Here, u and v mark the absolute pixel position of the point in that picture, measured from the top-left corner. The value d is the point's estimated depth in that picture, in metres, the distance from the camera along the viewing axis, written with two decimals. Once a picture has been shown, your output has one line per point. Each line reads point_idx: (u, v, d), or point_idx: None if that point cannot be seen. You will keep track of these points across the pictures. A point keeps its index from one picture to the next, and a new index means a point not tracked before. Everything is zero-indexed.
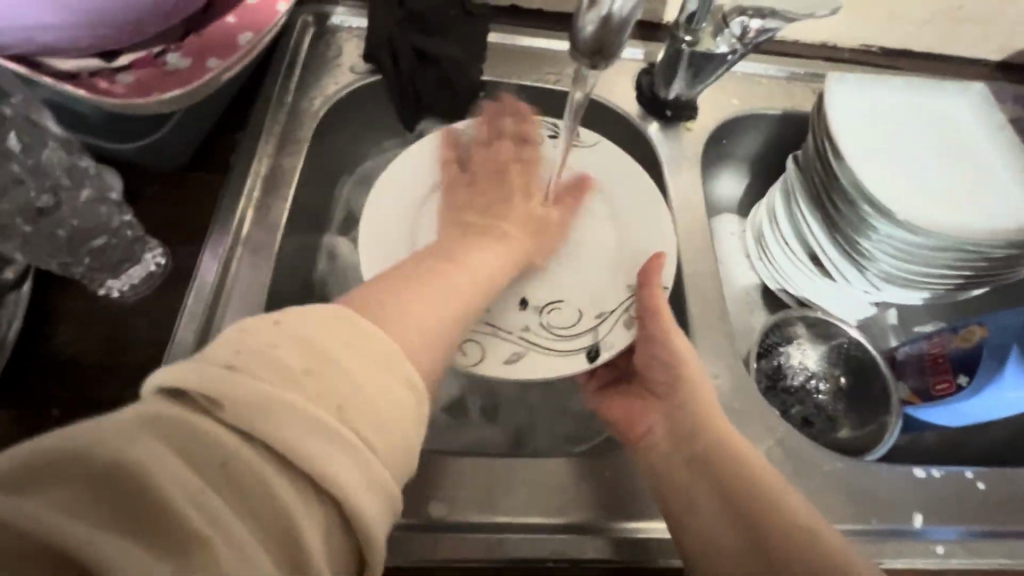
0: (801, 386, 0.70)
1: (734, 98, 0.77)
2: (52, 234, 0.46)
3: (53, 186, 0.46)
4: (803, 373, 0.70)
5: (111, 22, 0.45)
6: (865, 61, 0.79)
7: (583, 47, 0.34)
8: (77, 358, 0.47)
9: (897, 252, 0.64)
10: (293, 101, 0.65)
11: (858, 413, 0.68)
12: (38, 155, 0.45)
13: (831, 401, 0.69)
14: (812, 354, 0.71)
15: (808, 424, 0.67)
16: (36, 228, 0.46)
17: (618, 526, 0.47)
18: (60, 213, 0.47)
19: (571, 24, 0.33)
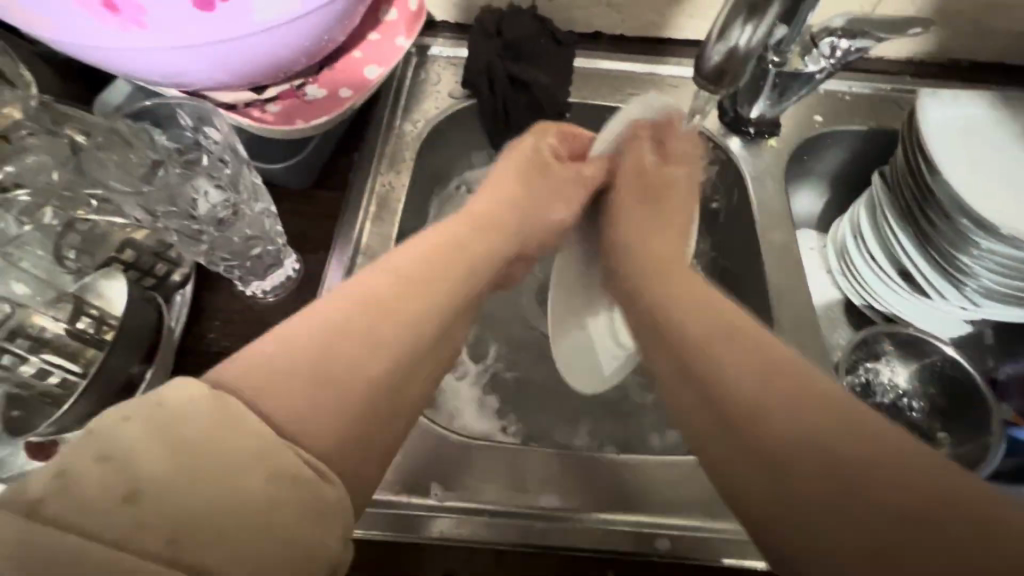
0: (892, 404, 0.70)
1: (817, 115, 0.78)
2: (231, 239, 0.52)
3: (235, 201, 0.52)
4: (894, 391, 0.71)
5: (272, 67, 0.52)
6: (955, 76, 0.78)
7: (709, 72, 0.41)
8: (229, 351, 0.53)
9: (999, 265, 0.63)
10: (400, 125, 0.72)
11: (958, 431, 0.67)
12: (235, 170, 0.52)
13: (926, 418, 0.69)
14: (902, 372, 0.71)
15: None
16: (220, 234, 0.52)
17: (717, 526, 0.49)
18: (238, 222, 0.52)
19: (700, 53, 0.41)
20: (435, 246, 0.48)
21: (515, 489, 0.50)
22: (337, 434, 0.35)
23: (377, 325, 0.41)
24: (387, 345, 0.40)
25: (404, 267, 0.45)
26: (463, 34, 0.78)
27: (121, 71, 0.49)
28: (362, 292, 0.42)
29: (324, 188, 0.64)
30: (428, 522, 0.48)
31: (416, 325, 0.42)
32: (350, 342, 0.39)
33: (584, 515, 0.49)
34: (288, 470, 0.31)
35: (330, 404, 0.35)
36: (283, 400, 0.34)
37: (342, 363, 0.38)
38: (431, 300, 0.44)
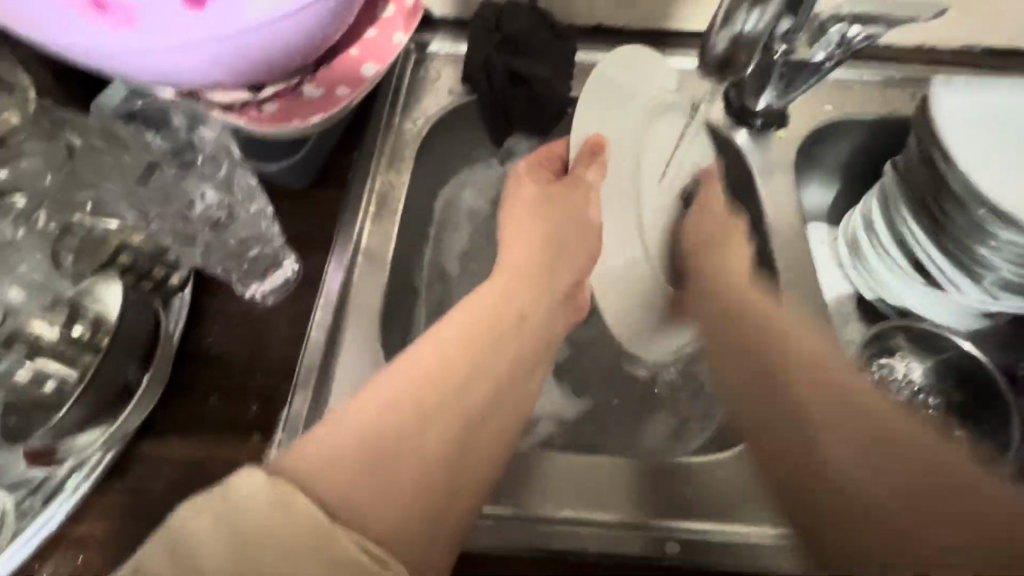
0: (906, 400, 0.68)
1: (825, 105, 0.76)
2: (227, 241, 0.52)
3: (229, 203, 0.51)
4: (908, 388, 0.68)
5: (265, 66, 0.51)
6: (968, 62, 0.76)
7: (712, 60, 0.40)
8: (228, 355, 0.53)
9: (1017, 257, 0.61)
10: (399, 123, 0.71)
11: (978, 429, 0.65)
12: (226, 174, 0.51)
13: (943, 416, 0.67)
14: (918, 368, 0.69)
15: None
16: (216, 237, 0.51)
17: (728, 528, 0.47)
18: (232, 225, 0.52)
19: (704, 40, 0.40)
20: (485, 309, 0.49)
21: (520, 493, 0.49)
22: (405, 498, 0.36)
23: (438, 397, 0.42)
24: (451, 410, 0.42)
25: (462, 339, 0.45)
26: (462, 30, 0.77)
27: (112, 71, 0.48)
28: (414, 372, 0.42)
29: (322, 188, 0.63)
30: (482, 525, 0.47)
31: (471, 395, 0.44)
32: (400, 415, 0.39)
33: (596, 521, 0.48)
34: (337, 559, 0.29)
35: (408, 469, 0.37)
36: (337, 475, 0.34)
37: (413, 435, 0.39)
38: (488, 369, 0.46)
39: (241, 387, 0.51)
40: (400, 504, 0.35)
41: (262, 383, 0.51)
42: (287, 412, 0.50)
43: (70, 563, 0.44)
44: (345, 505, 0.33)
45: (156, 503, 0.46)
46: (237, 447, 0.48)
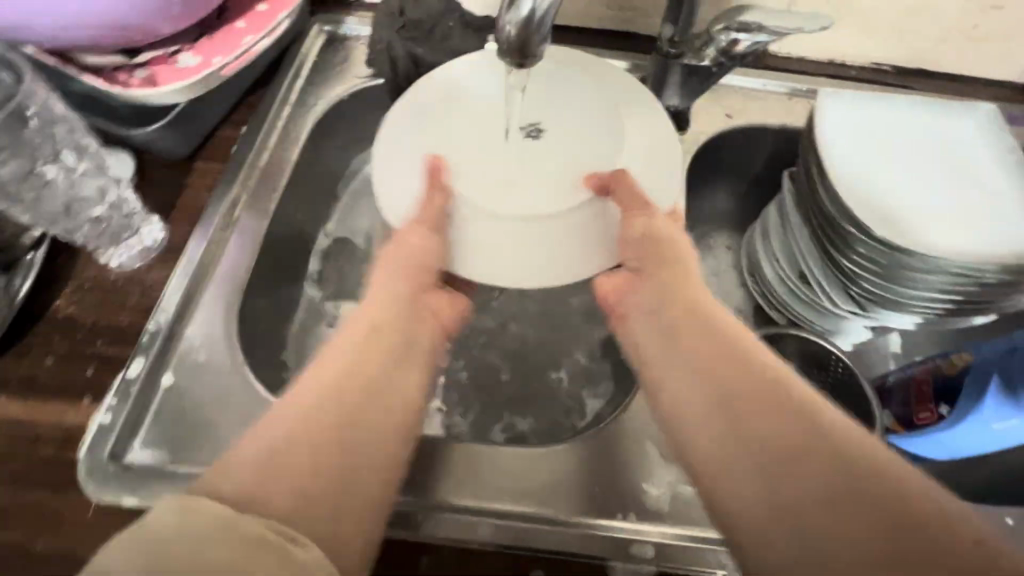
0: None
1: (729, 112, 0.77)
2: (55, 202, 0.49)
3: (55, 161, 0.48)
4: None
5: (120, 25, 0.51)
6: (873, 79, 0.77)
7: (507, 46, 0.40)
8: (73, 318, 0.52)
9: (878, 274, 0.61)
10: (297, 100, 0.70)
11: None
12: (48, 130, 0.47)
13: None
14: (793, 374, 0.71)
15: None
16: (38, 196, 0.48)
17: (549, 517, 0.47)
18: (59, 184, 0.49)
19: (496, 27, 0.40)
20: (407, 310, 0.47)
21: None
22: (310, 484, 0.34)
23: (324, 375, 0.40)
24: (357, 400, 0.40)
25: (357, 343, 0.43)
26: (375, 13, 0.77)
27: None
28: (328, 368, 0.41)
29: (206, 160, 0.63)
30: (423, 521, 0.45)
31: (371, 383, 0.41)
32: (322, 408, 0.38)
33: (401, 502, 0.46)
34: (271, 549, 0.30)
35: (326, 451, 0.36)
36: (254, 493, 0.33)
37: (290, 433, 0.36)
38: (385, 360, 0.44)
39: (81, 350, 0.51)
40: (264, 475, 0.34)
41: (103, 347, 0.51)
42: (124, 378, 0.50)
43: None
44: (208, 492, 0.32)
45: None
46: (66, 408, 0.48)
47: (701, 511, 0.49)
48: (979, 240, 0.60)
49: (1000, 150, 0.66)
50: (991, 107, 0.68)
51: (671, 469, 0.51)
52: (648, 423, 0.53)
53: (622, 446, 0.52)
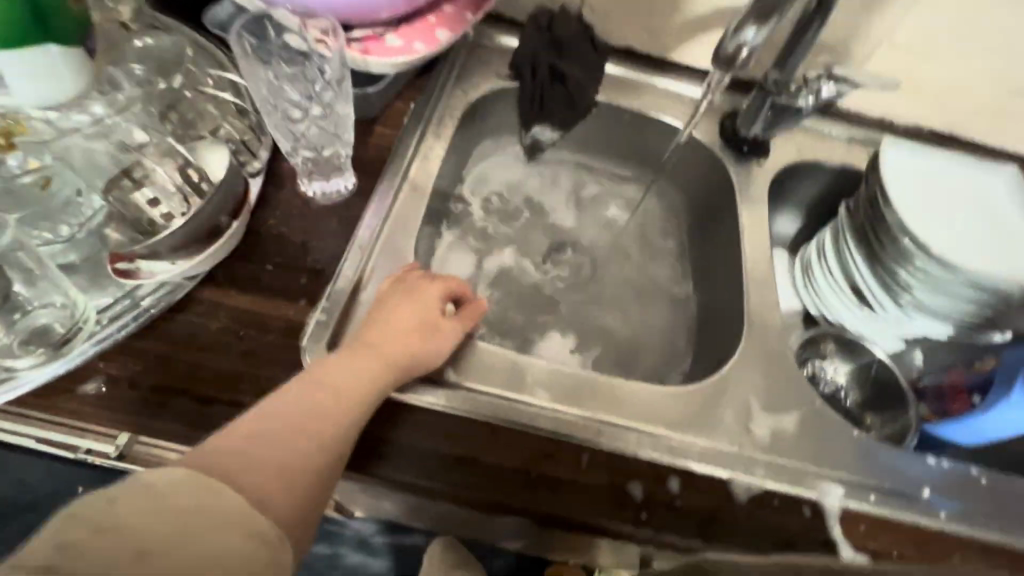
0: (830, 394, 0.81)
1: (799, 148, 0.91)
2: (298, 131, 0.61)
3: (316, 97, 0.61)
4: (833, 385, 0.82)
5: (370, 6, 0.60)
6: (918, 138, 0.94)
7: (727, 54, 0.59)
8: (285, 237, 0.62)
9: (936, 289, 0.76)
10: (452, 88, 0.82)
11: (883, 417, 0.79)
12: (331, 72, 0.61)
13: (855, 408, 0.81)
14: (842, 370, 0.83)
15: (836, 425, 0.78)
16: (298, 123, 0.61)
17: (673, 438, 0.58)
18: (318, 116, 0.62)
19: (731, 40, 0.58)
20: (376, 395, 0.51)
21: (513, 385, 0.59)
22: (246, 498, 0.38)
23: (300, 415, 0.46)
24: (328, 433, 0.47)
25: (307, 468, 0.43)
26: (516, 28, 0.90)
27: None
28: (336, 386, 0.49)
29: (382, 123, 0.74)
30: (570, 422, 0.57)
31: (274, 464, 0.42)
32: (263, 462, 0.41)
33: (554, 409, 0.57)
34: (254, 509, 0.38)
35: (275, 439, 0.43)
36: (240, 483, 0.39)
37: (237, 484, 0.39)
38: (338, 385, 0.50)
39: (294, 262, 0.60)
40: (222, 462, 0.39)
41: (313, 262, 0.61)
42: (334, 288, 0.59)
43: (130, 368, 0.52)
44: (207, 471, 0.38)
45: (209, 336, 0.54)
46: (287, 305, 0.57)
47: (790, 449, 0.60)
48: (1021, 273, 0.74)
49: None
50: (1018, 170, 0.84)
51: (767, 416, 0.62)
52: (749, 379, 0.65)
53: (728, 395, 0.63)
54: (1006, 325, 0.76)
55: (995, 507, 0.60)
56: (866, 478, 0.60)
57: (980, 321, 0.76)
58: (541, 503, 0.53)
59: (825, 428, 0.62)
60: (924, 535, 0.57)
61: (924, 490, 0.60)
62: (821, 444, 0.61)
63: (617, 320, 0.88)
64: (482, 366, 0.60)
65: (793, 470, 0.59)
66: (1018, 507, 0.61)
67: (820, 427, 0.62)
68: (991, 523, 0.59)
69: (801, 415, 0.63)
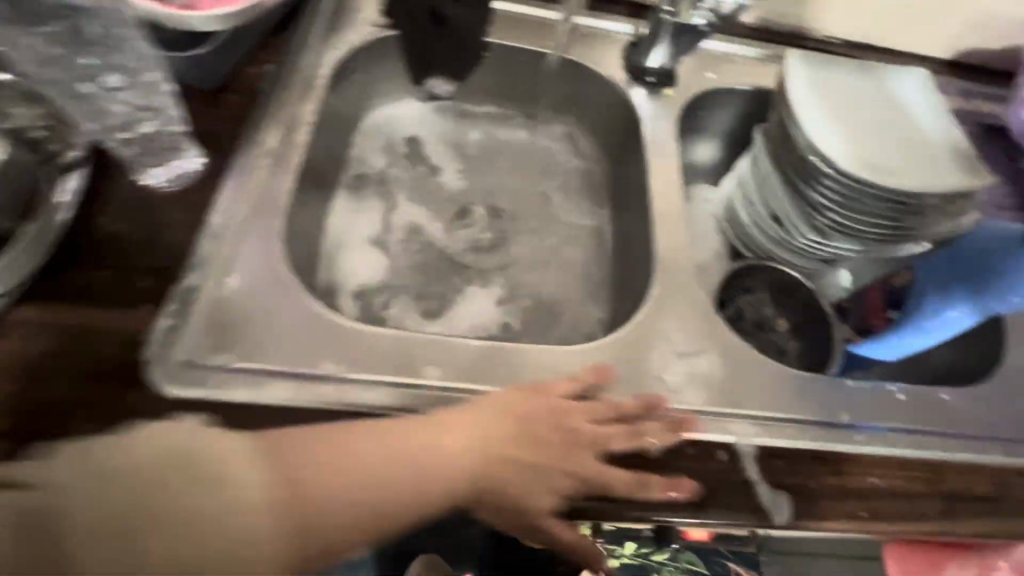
0: (756, 327, 0.80)
1: (710, 72, 0.85)
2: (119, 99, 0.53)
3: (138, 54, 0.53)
4: (758, 317, 0.80)
5: None
6: (830, 49, 0.90)
7: None
8: (120, 235, 0.54)
9: (845, 207, 0.73)
10: (319, 43, 0.73)
11: (809, 343, 0.78)
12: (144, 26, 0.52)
13: (782, 338, 0.79)
14: (766, 302, 0.81)
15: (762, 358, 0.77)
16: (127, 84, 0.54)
17: (580, 400, 0.55)
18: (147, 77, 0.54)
19: None
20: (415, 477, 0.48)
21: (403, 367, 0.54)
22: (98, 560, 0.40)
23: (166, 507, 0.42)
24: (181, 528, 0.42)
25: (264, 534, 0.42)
26: None
27: None
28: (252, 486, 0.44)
29: (233, 92, 0.65)
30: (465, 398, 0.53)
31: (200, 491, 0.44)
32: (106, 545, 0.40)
33: (449, 388, 0.53)
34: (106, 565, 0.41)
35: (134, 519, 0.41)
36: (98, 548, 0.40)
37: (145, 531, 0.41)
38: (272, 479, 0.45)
39: (134, 261, 0.52)
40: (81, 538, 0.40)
41: (156, 260, 0.53)
42: (182, 289, 0.52)
43: None
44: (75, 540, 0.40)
45: (33, 360, 0.47)
46: (123, 316, 0.50)
47: (706, 393, 0.58)
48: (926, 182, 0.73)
49: (933, 105, 0.79)
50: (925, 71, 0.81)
51: (680, 362, 0.59)
52: (661, 326, 0.61)
53: (637, 346, 0.59)
54: (917, 236, 0.75)
55: (912, 421, 0.59)
56: (783, 411, 0.58)
57: (894, 235, 0.74)
58: (438, 489, 0.49)
59: (742, 366, 0.60)
60: (842, 461, 0.56)
61: (840, 415, 0.58)
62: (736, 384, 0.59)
63: (538, 278, 0.83)
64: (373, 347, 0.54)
65: (707, 415, 0.56)
66: (935, 418, 0.60)
67: (736, 366, 0.60)
68: (908, 438, 0.58)
69: (717, 356, 0.60)
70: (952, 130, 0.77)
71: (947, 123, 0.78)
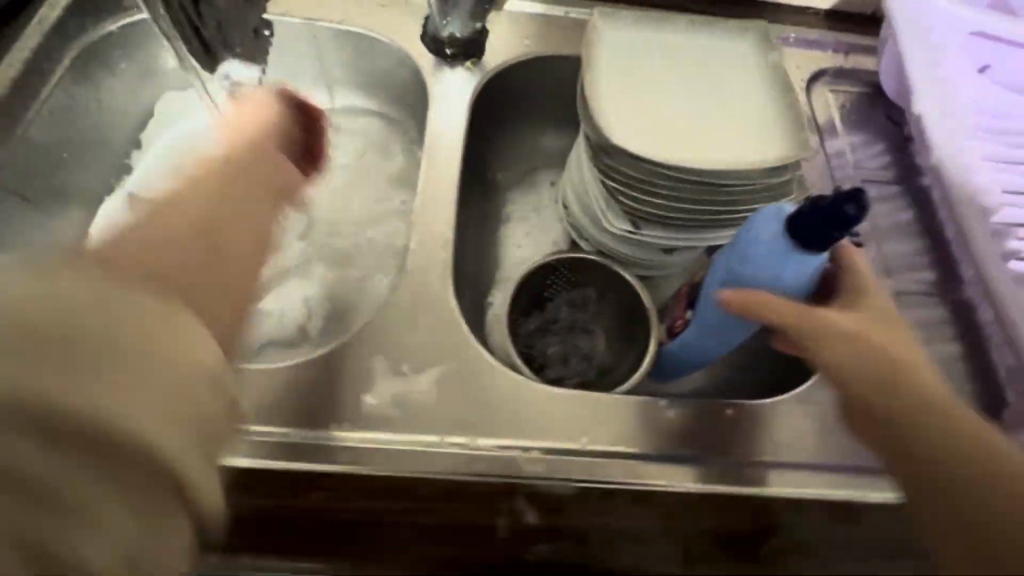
0: (565, 329, 0.74)
1: (527, 38, 0.75)
2: None
3: None
4: (568, 319, 0.74)
5: None
6: (675, 5, 0.79)
7: None
8: None
9: (638, 189, 0.63)
10: (57, 26, 0.66)
11: (618, 348, 0.71)
12: None
13: (592, 341, 0.73)
14: (578, 302, 0.74)
15: (564, 363, 0.72)
16: None
17: (253, 430, 0.48)
18: None
19: None
20: None
21: None
22: None
23: None
24: None
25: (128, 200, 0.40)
26: None
27: None
28: None
29: None
30: None
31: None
32: None
33: None
34: None
35: None
36: None
37: (200, 298, 0.33)
38: None
39: None
40: None
41: None
42: None
43: None
44: None
45: None
46: None
47: (421, 415, 0.50)
48: (739, 157, 0.62)
49: (757, 69, 0.68)
50: (758, 26, 0.71)
51: (397, 379, 0.51)
52: (385, 336, 0.53)
53: (352, 361, 0.52)
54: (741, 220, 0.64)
55: (671, 444, 0.51)
56: (506, 437, 0.50)
57: (699, 224, 0.65)
58: None
59: (474, 380, 0.52)
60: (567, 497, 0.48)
61: (581, 437, 0.50)
62: (464, 403, 0.51)
63: (341, 277, 0.75)
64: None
65: (418, 446, 0.48)
66: (701, 440, 0.51)
67: (471, 381, 0.52)
68: (659, 466, 0.50)
69: (444, 369, 0.52)
70: (774, 96, 0.66)
71: (772, 88, 0.67)
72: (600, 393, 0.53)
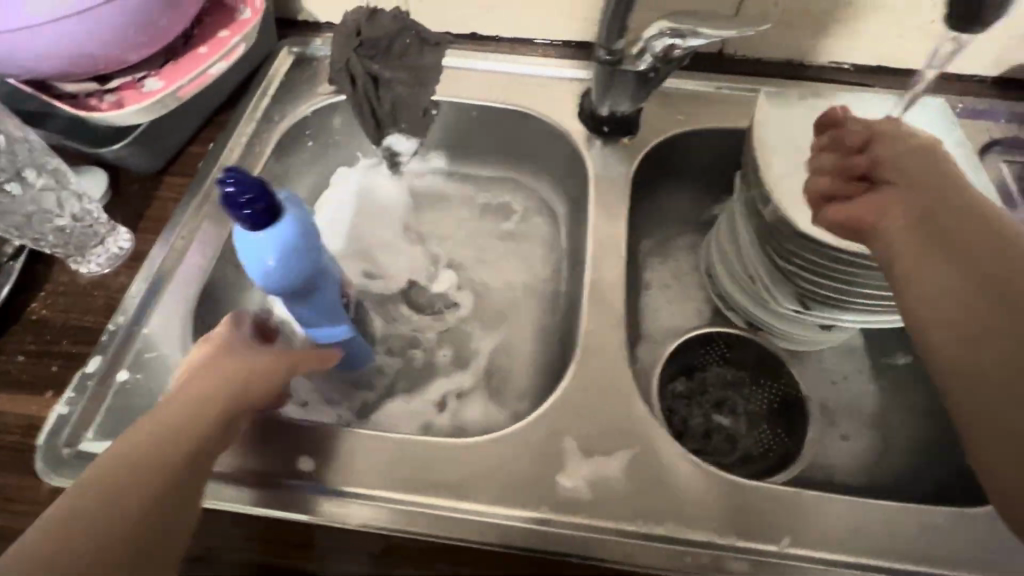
0: (708, 403, 0.71)
1: (679, 114, 0.78)
2: None
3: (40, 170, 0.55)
4: (714, 393, 0.71)
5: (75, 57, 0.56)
6: (832, 76, 0.79)
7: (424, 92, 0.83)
8: (45, 318, 0.58)
9: (821, 279, 0.61)
10: (265, 114, 0.76)
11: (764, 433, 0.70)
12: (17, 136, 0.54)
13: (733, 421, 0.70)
14: (723, 376, 0.73)
15: (705, 446, 0.68)
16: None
17: (457, 506, 0.50)
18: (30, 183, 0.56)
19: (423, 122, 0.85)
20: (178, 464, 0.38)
21: (283, 459, 0.52)
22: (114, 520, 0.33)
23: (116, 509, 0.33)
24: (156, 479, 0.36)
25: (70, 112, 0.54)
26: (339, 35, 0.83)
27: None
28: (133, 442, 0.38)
29: (173, 173, 0.69)
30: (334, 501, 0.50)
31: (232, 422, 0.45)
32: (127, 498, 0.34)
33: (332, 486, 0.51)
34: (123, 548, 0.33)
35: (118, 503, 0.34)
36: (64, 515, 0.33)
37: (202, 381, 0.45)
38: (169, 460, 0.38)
39: (49, 347, 0.57)
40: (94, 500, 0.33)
41: (68, 345, 0.57)
42: (83, 373, 0.55)
43: None
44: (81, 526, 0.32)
45: None
46: (33, 400, 0.54)
47: (614, 503, 0.50)
48: None
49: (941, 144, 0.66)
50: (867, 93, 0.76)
51: (586, 462, 0.52)
52: (573, 414, 0.55)
53: (545, 442, 0.53)
54: None
55: (874, 551, 0.49)
56: (703, 532, 0.49)
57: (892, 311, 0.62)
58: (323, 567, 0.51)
59: (664, 469, 0.52)
60: None
61: (782, 538, 0.49)
62: (658, 492, 0.50)
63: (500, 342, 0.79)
64: (242, 449, 0.52)
65: (617, 536, 0.49)
66: (907, 551, 0.49)
67: (663, 469, 0.52)
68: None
69: (632, 456, 0.53)
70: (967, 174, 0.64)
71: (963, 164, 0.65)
72: (805, 492, 0.51)
